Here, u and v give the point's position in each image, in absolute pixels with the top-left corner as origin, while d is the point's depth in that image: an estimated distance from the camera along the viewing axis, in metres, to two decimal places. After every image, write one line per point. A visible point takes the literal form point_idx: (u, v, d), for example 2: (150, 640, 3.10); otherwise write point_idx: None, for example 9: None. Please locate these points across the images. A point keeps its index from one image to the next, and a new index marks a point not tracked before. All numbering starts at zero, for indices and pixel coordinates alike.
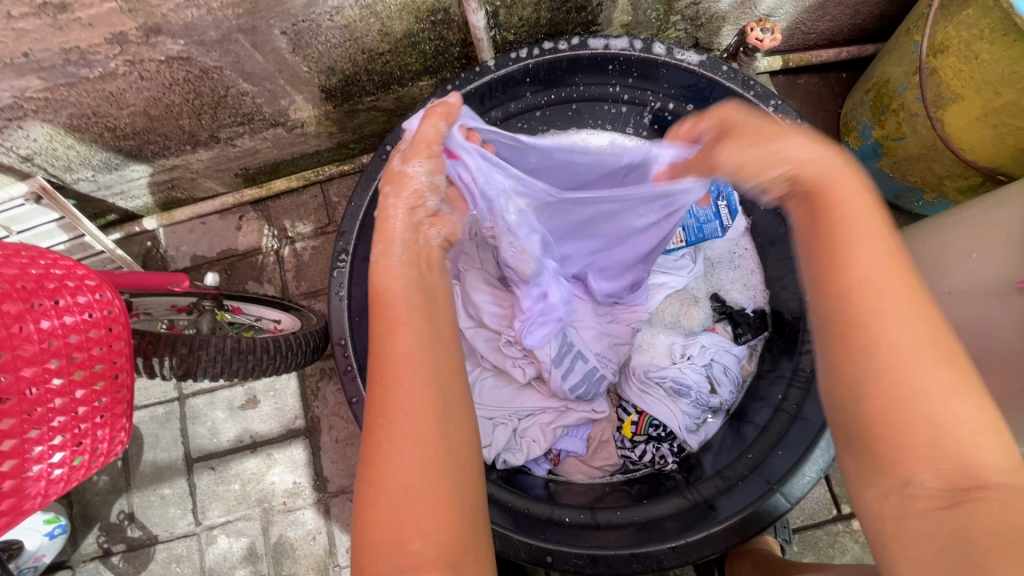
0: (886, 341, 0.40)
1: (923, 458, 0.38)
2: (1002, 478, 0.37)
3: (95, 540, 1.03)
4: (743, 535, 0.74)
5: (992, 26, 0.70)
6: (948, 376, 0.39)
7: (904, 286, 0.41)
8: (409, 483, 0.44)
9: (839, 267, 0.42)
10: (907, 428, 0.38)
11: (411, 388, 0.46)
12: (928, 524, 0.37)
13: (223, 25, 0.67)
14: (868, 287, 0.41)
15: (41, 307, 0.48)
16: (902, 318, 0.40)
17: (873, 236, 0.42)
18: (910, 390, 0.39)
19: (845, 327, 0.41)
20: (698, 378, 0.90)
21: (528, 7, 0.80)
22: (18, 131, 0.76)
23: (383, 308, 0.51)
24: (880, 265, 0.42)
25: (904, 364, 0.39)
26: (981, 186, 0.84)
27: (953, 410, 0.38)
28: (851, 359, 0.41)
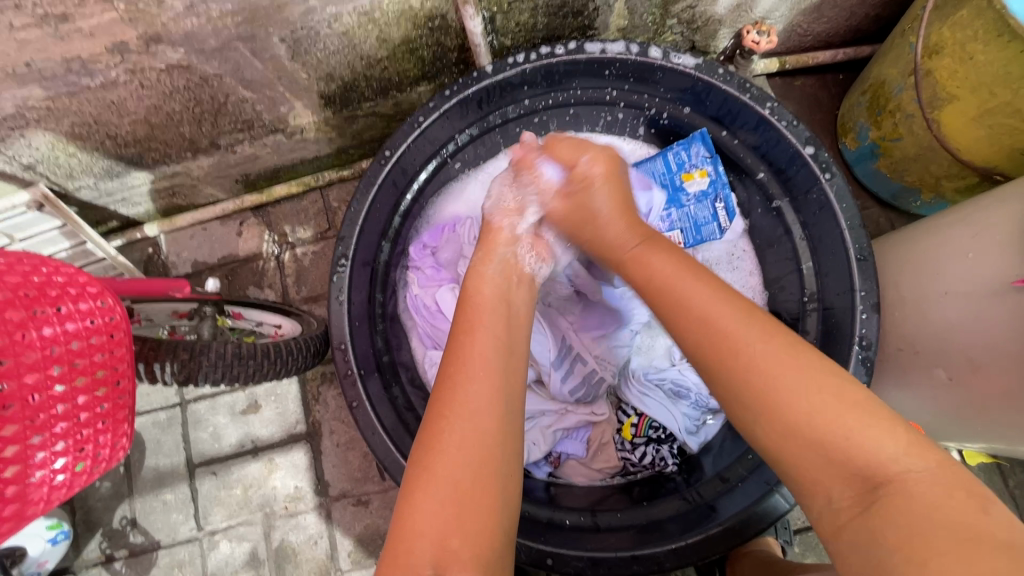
0: (762, 377, 0.50)
1: (828, 472, 0.46)
2: (901, 468, 0.44)
3: (98, 546, 1.03)
4: (742, 537, 0.74)
5: (986, 27, 0.70)
6: (820, 395, 0.48)
7: (742, 324, 0.53)
8: (458, 481, 0.49)
9: (681, 317, 0.56)
10: (807, 452, 0.47)
11: (478, 392, 0.54)
12: (855, 533, 0.44)
13: (222, 33, 0.68)
14: (699, 329, 0.54)
15: (43, 314, 0.49)
16: (768, 354, 0.51)
17: (685, 282, 0.58)
18: (787, 423, 0.48)
19: (709, 372, 0.53)
20: (697, 380, 0.91)
21: (525, 13, 0.80)
22: (21, 140, 0.76)
23: (468, 321, 0.61)
24: (706, 300, 0.56)
25: (771, 397, 0.49)
26: (977, 186, 0.85)
27: (825, 422, 0.47)
28: (742, 407, 0.51)
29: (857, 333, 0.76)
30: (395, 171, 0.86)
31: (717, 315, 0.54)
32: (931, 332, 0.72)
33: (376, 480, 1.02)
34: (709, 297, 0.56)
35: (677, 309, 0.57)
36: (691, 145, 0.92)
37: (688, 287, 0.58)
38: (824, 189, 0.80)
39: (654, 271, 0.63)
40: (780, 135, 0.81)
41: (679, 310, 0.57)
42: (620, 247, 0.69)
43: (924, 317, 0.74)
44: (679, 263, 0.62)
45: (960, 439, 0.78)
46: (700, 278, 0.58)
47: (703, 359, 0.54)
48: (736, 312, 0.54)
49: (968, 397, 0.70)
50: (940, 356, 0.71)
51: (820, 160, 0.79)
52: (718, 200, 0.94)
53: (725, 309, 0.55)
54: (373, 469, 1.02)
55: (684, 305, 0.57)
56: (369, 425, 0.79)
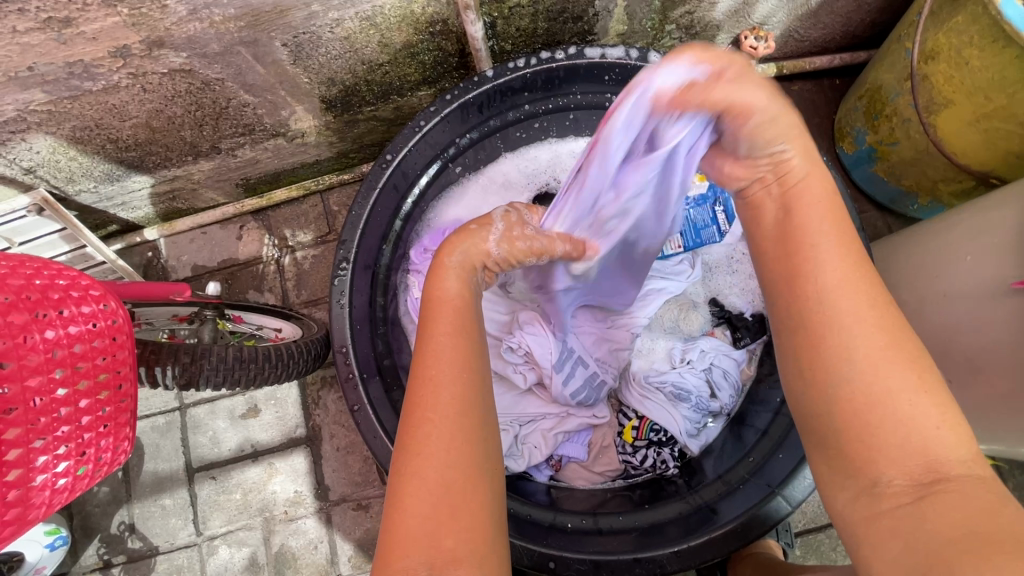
0: (860, 351, 0.48)
1: (898, 458, 0.45)
2: (963, 469, 0.44)
3: (95, 552, 1.03)
4: (745, 539, 0.74)
5: (981, 33, 0.71)
6: (916, 381, 0.46)
7: (859, 295, 0.50)
8: (447, 482, 0.49)
9: (805, 270, 0.51)
10: (885, 432, 0.46)
11: (452, 394, 0.53)
12: (898, 518, 0.44)
13: (225, 38, 0.68)
14: (820, 286, 0.50)
15: (46, 317, 0.49)
16: (870, 332, 0.48)
17: (820, 235, 0.52)
18: (879, 402, 0.46)
19: (807, 333, 0.50)
20: (698, 382, 0.90)
21: (525, 18, 0.81)
22: (22, 143, 0.76)
23: (436, 317, 0.58)
24: (836, 255, 0.51)
25: (874, 376, 0.47)
26: (974, 190, 0.85)
27: (915, 409, 0.45)
28: (831, 374, 0.48)
29: None
30: (396, 175, 0.86)
31: (841, 281, 0.50)
32: (932, 334, 0.73)
33: (376, 483, 1.02)
34: (838, 257, 0.51)
35: (801, 260, 0.52)
36: None
37: (823, 239, 0.52)
38: None
39: (765, 217, 0.57)
40: None
41: (801, 262, 0.52)
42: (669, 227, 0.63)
43: (924, 319, 0.74)
44: (828, 207, 0.54)
45: None
46: (834, 228, 0.53)
47: (798, 324, 0.51)
48: (861, 276, 0.50)
49: (968, 399, 0.70)
50: (940, 358, 0.72)
51: None
52: (717, 203, 0.94)
53: (853, 276, 0.50)
54: (373, 473, 1.02)
55: (813, 256, 0.51)
56: (370, 428, 0.79)
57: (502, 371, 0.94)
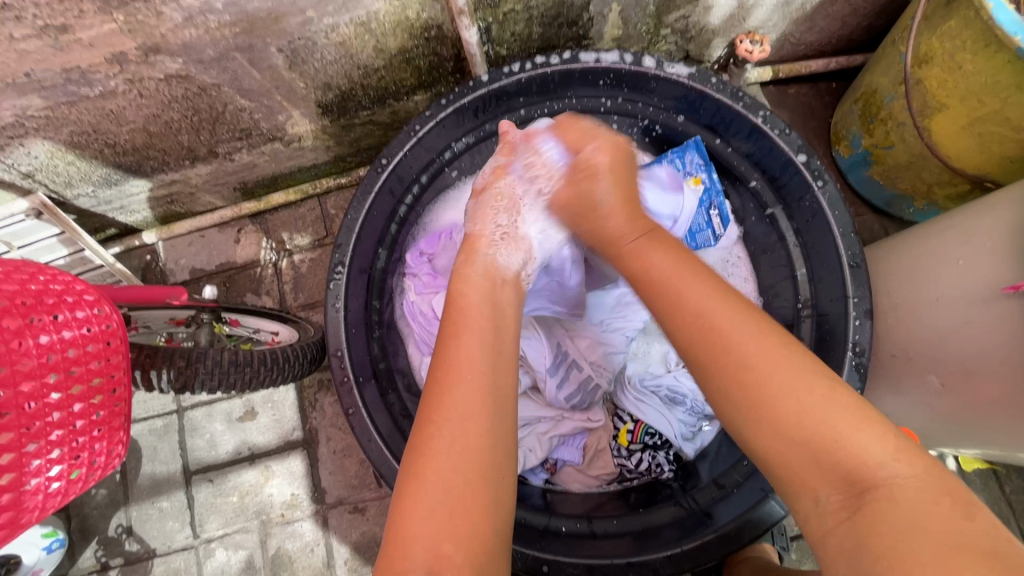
0: (752, 376, 0.50)
1: (817, 476, 0.46)
2: (887, 472, 0.44)
3: (93, 554, 1.03)
4: (738, 543, 0.74)
5: (974, 37, 0.71)
6: (815, 393, 0.47)
7: (739, 322, 0.53)
8: (449, 484, 0.49)
9: (677, 315, 0.56)
10: (795, 454, 0.47)
11: (465, 395, 0.54)
12: (840, 539, 0.44)
13: (220, 43, 0.68)
14: (692, 320, 0.55)
15: (40, 322, 0.49)
16: (763, 352, 0.51)
17: (686, 280, 0.58)
18: (779, 425, 0.47)
19: (704, 364, 0.53)
20: (693, 386, 0.91)
21: (520, 23, 0.81)
22: (20, 148, 0.77)
23: (455, 324, 0.61)
24: (699, 291, 0.56)
25: (763, 395, 0.49)
26: (969, 193, 0.85)
27: (818, 423, 0.46)
28: (732, 402, 0.50)
29: (851, 339, 0.77)
30: (392, 179, 0.87)
31: (720, 314, 0.54)
32: (925, 338, 0.73)
33: (372, 486, 1.02)
34: (705, 291, 0.56)
35: (675, 302, 0.57)
36: (685, 153, 0.94)
37: (691, 293, 0.57)
38: (817, 197, 0.80)
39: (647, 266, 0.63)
40: (773, 144, 0.82)
41: (676, 303, 0.57)
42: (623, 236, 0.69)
43: (918, 323, 0.74)
44: (678, 259, 0.62)
45: (956, 446, 0.78)
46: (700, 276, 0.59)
47: (699, 356, 0.53)
48: (736, 308, 0.54)
49: (962, 403, 0.70)
50: (933, 363, 0.72)
51: (813, 168, 0.80)
52: (712, 207, 0.96)
53: (732, 310, 0.54)
54: (369, 476, 1.02)
55: (679, 299, 0.57)
56: (365, 432, 0.80)
57: None
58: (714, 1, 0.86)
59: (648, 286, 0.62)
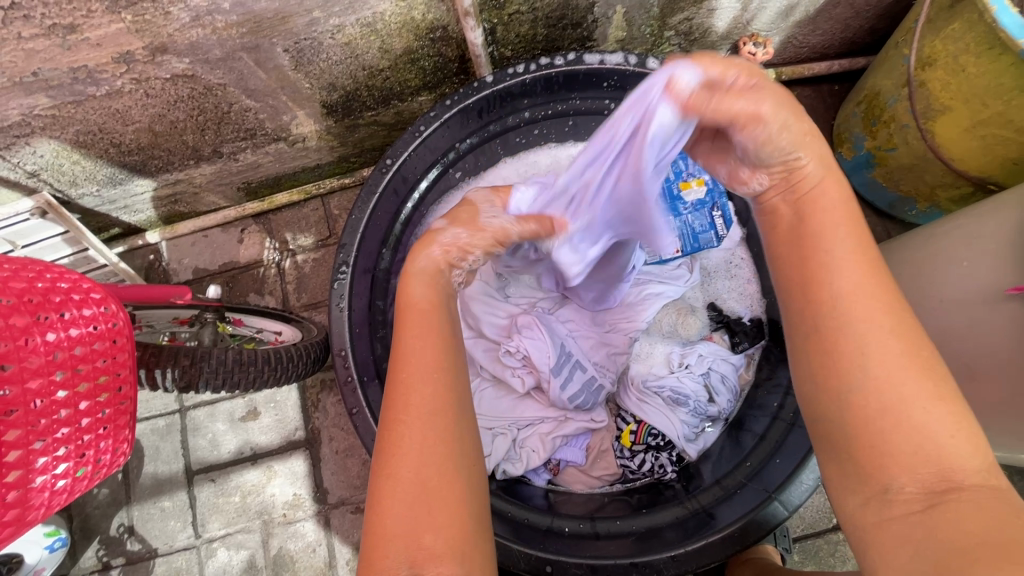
0: (875, 360, 0.46)
1: (904, 465, 0.44)
2: (975, 479, 0.43)
3: (94, 554, 1.03)
4: (741, 544, 0.74)
5: (977, 40, 0.71)
6: (933, 393, 0.45)
7: (878, 300, 0.48)
8: (424, 480, 0.49)
9: (816, 268, 0.50)
10: (897, 438, 0.45)
11: (427, 393, 0.53)
12: (905, 526, 0.43)
13: (227, 44, 0.69)
14: (834, 295, 0.49)
15: (47, 320, 0.49)
16: (888, 339, 0.46)
17: (836, 227, 0.52)
18: (898, 407, 0.45)
19: (825, 331, 0.49)
20: (695, 387, 0.90)
21: (525, 25, 0.82)
22: (26, 147, 0.77)
23: (404, 319, 0.58)
24: (850, 266, 0.49)
25: (891, 377, 0.45)
26: (972, 196, 0.86)
27: (931, 418, 0.44)
28: (835, 371, 0.48)
29: None
30: (396, 179, 0.87)
31: (858, 277, 0.49)
32: (929, 339, 0.73)
33: None
34: (849, 252, 0.50)
35: (820, 267, 0.50)
36: (688, 154, 0.95)
37: (840, 249, 0.50)
38: None
39: (779, 222, 0.56)
40: None
41: (817, 270, 0.50)
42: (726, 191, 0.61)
43: (921, 324, 0.74)
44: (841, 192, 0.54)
45: None
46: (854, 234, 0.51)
47: (815, 332, 0.49)
48: (875, 283, 0.49)
49: (966, 404, 0.70)
50: None
51: None
52: (715, 208, 0.96)
53: (868, 275, 0.49)
54: None
55: (830, 249, 0.50)
56: (369, 431, 0.80)
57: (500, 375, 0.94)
58: (718, 3, 0.86)
59: (777, 236, 0.56)
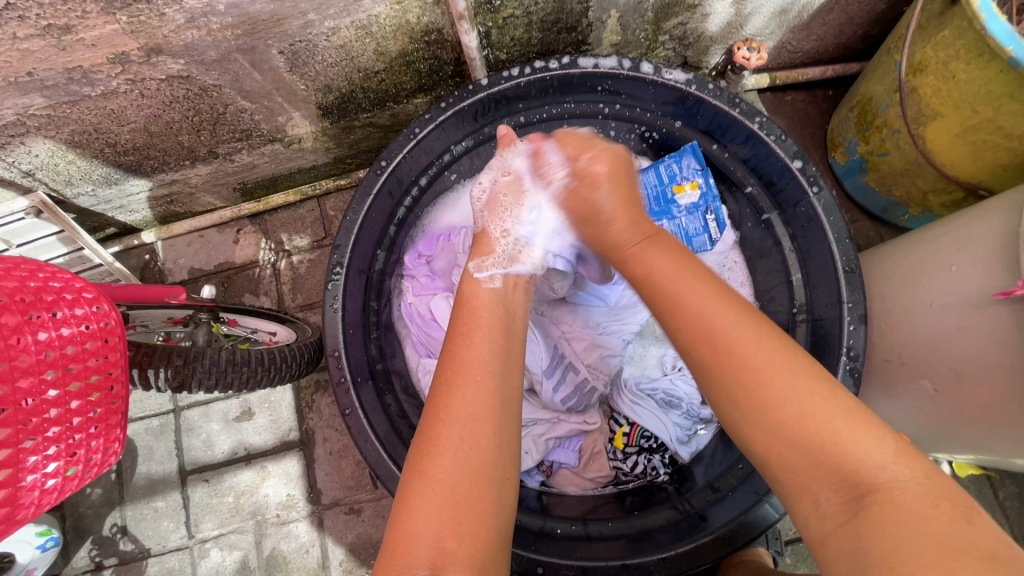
0: (751, 383, 0.50)
1: (815, 476, 0.46)
2: (889, 476, 0.43)
3: (87, 554, 1.03)
4: (732, 546, 0.74)
5: (967, 47, 0.72)
6: (814, 401, 0.47)
7: (745, 331, 0.53)
8: (456, 481, 0.50)
9: (675, 314, 0.56)
10: (794, 454, 0.47)
11: (476, 395, 0.54)
12: (841, 538, 0.44)
13: (222, 45, 0.69)
14: (697, 329, 0.54)
15: (39, 319, 0.50)
16: (763, 361, 0.50)
17: (681, 278, 0.59)
18: (784, 422, 0.48)
19: (710, 370, 0.53)
20: (688, 389, 0.90)
21: (519, 28, 0.82)
22: (22, 147, 0.77)
23: (464, 324, 0.62)
24: (710, 301, 0.55)
25: (768, 397, 0.49)
26: (963, 201, 0.86)
27: (820, 425, 0.46)
28: (731, 399, 0.51)
29: (845, 344, 0.77)
30: (391, 181, 0.87)
31: (710, 311, 0.55)
32: (919, 343, 0.73)
33: (369, 488, 1.02)
34: (700, 294, 0.56)
35: (673, 303, 0.57)
36: (682, 158, 0.94)
37: (697, 290, 0.57)
38: (812, 203, 0.81)
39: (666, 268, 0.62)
40: (769, 149, 0.83)
41: (678, 306, 0.57)
42: (623, 244, 0.68)
43: (912, 328, 0.74)
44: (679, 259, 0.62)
45: (950, 451, 0.79)
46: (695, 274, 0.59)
47: (703, 366, 0.53)
48: (734, 313, 0.54)
49: (955, 408, 0.71)
50: (926, 368, 0.73)
51: (808, 174, 0.80)
52: (709, 212, 0.96)
53: (722, 311, 0.54)
54: (365, 477, 1.02)
55: (677, 299, 0.57)
56: (361, 432, 0.80)
57: None
58: (712, 8, 0.87)
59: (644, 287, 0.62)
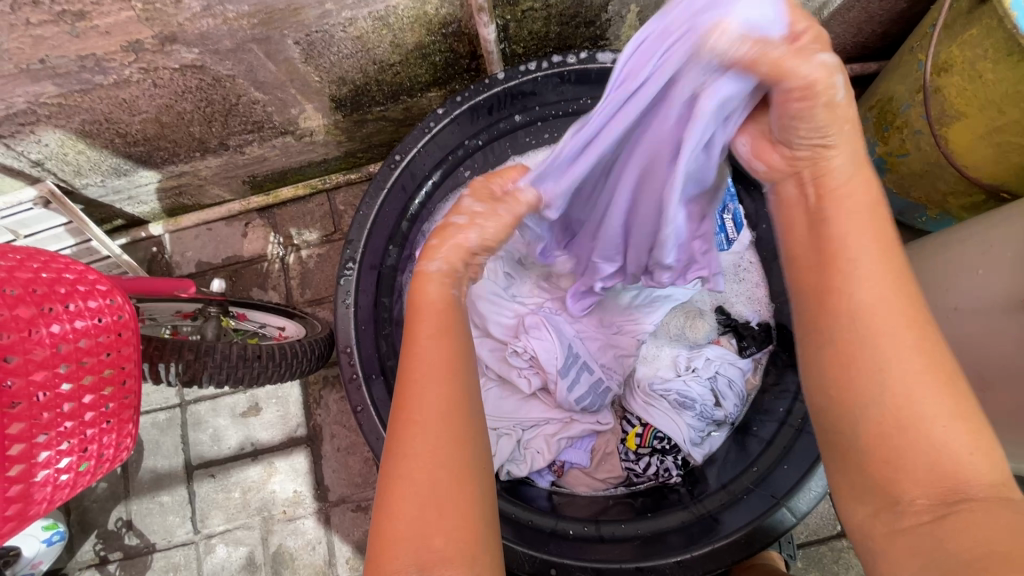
0: (898, 379, 0.45)
1: (919, 481, 0.43)
2: (989, 492, 0.42)
3: (92, 548, 1.02)
4: (748, 550, 0.74)
5: (996, 46, 0.71)
6: (954, 416, 0.43)
7: (908, 329, 0.46)
8: (434, 486, 0.48)
9: (834, 271, 0.48)
10: (909, 451, 0.44)
11: (440, 394, 0.51)
12: (915, 538, 0.42)
13: (238, 34, 0.68)
14: (861, 299, 0.47)
15: (53, 311, 0.49)
16: (912, 359, 0.45)
17: (865, 237, 0.48)
18: (910, 421, 0.44)
19: (837, 334, 0.47)
20: (702, 390, 0.90)
21: (538, 22, 0.81)
22: (31, 136, 0.76)
23: (418, 319, 0.56)
24: (871, 263, 0.48)
25: (908, 396, 0.44)
26: (984, 204, 0.85)
27: (952, 434, 0.43)
28: (857, 373, 0.46)
29: None
30: (405, 176, 0.86)
31: (875, 281, 0.47)
32: None
33: (376, 485, 1.01)
34: (873, 261, 0.48)
35: (831, 248, 0.49)
36: None
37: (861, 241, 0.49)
38: None
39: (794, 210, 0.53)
40: None
41: (839, 268, 0.48)
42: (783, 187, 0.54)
43: None
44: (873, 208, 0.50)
45: None
46: (873, 218, 0.49)
47: (839, 334, 0.47)
48: (899, 297, 0.47)
49: None
50: None
51: None
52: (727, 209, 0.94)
53: (892, 280, 0.47)
54: (373, 474, 1.01)
55: (856, 259, 0.48)
56: (373, 430, 0.79)
57: (506, 376, 0.93)
58: None
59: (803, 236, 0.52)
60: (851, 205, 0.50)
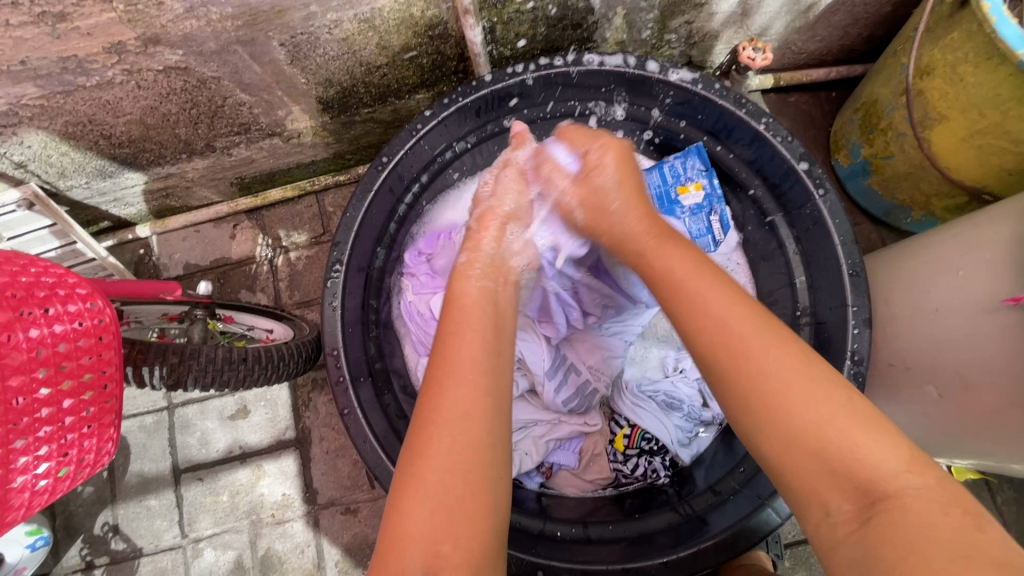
0: (770, 398, 0.49)
1: (827, 485, 0.46)
2: (899, 485, 0.44)
3: (78, 553, 1.01)
4: (734, 550, 0.74)
5: (976, 50, 0.71)
6: (824, 410, 0.48)
7: (774, 354, 0.51)
8: (449, 487, 0.48)
9: (695, 318, 0.55)
10: (807, 462, 0.47)
11: (465, 396, 0.52)
12: (854, 544, 0.44)
13: (222, 36, 0.67)
14: (710, 331, 0.54)
15: (31, 315, 0.48)
16: (781, 377, 0.50)
17: (705, 285, 0.57)
18: (795, 434, 0.48)
19: (714, 372, 0.53)
20: (690, 392, 0.91)
21: (525, 24, 0.81)
22: (14, 138, 0.76)
23: (451, 324, 0.59)
24: (723, 300, 0.55)
25: (786, 414, 0.48)
26: (967, 206, 0.86)
27: (837, 435, 0.46)
28: (740, 405, 0.51)
29: (849, 348, 0.77)
30: (392, 178, 0.86)
31: (726, 318, 0.54)
32: (922, 347, 0.73)
33: (366, 488, 1.01)
34: (720, 297, 0.56)
35: (686, 302, 0.57)
36: (687, 158, 0.94)
37: (703, 282, 0.57)
38: (817, 206, 0.80)
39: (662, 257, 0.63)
40: (774, 150, 0.82)
41: (697, 311, 0.55)
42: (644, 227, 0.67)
43: (914, 332, 0.75)
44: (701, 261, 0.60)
45: (952, 456, 0.78)
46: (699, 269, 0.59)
47: (715, 369, 0.53)
48: (750, 326, 0.53)
49: (958, 413, 0.70)
50: (930, 374, 0.72)
51: (814, 176, 0.80)
52: (714, 213, 0.97)
53: (742, 315, 0.54)
54: (362, 477, 1.01)
55: (697, 306, 0.56)
56: (360, 432, 0.78)
57: None
58: (718, 7, 0.86)
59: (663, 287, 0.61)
60: (677, 260, 0.61)
